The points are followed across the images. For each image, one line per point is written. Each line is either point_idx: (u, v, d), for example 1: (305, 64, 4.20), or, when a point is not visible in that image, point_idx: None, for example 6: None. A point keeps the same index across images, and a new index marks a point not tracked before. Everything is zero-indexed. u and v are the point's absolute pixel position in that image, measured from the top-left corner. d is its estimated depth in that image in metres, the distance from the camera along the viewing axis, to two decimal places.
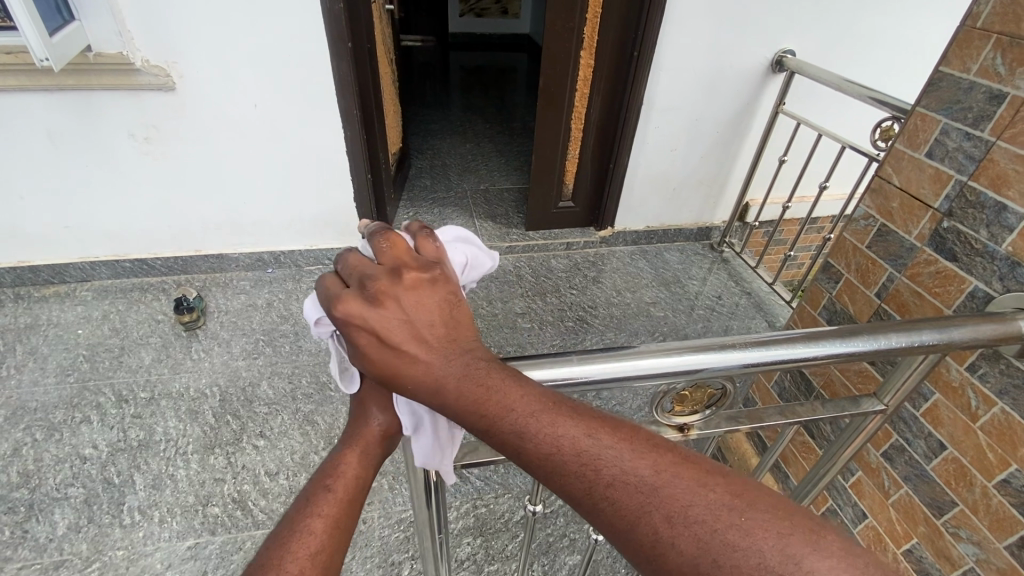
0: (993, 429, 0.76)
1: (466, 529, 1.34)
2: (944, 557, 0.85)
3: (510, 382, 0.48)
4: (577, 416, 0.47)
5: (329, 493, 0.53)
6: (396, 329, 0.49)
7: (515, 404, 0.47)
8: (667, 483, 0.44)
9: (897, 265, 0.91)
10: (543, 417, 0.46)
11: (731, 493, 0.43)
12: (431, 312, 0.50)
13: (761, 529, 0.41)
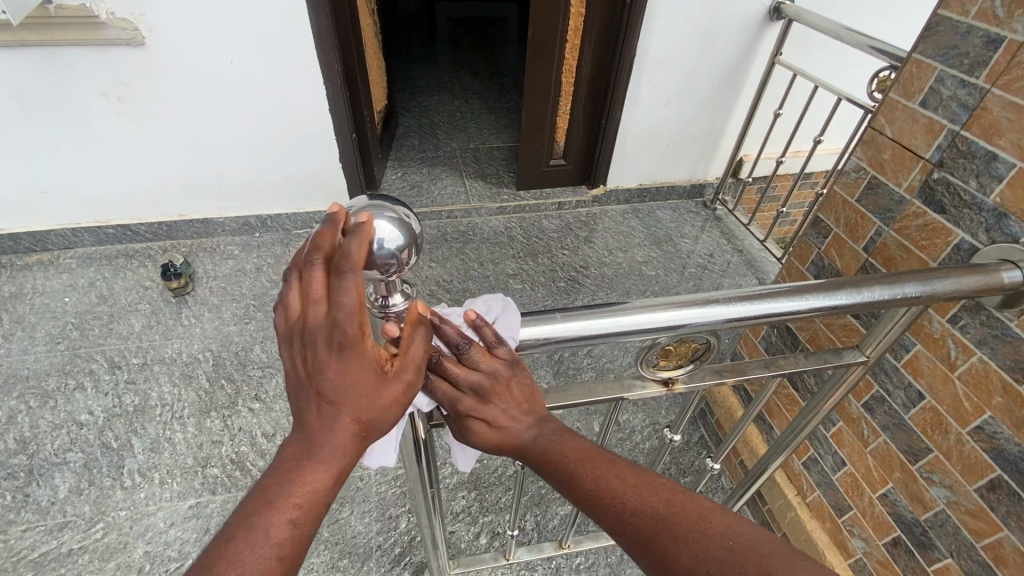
0: (971, 378, 0.78)
1: (461, 483, 1.38)
2: (916, 500, 0.89)
3: (565, 435, 0.60)
4: (613, 459, 0.58)
5: (253, 530, 0.45)
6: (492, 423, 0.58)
7: (566, 451, 0.59)
8: (676, 517, 0.51)
9: (886, 219, 0.90)
10: (584, 459, 0.58)
11: (725, 522, 0.50)
12: (517, 396, 0.59)
13: (745, 547, 0.47)
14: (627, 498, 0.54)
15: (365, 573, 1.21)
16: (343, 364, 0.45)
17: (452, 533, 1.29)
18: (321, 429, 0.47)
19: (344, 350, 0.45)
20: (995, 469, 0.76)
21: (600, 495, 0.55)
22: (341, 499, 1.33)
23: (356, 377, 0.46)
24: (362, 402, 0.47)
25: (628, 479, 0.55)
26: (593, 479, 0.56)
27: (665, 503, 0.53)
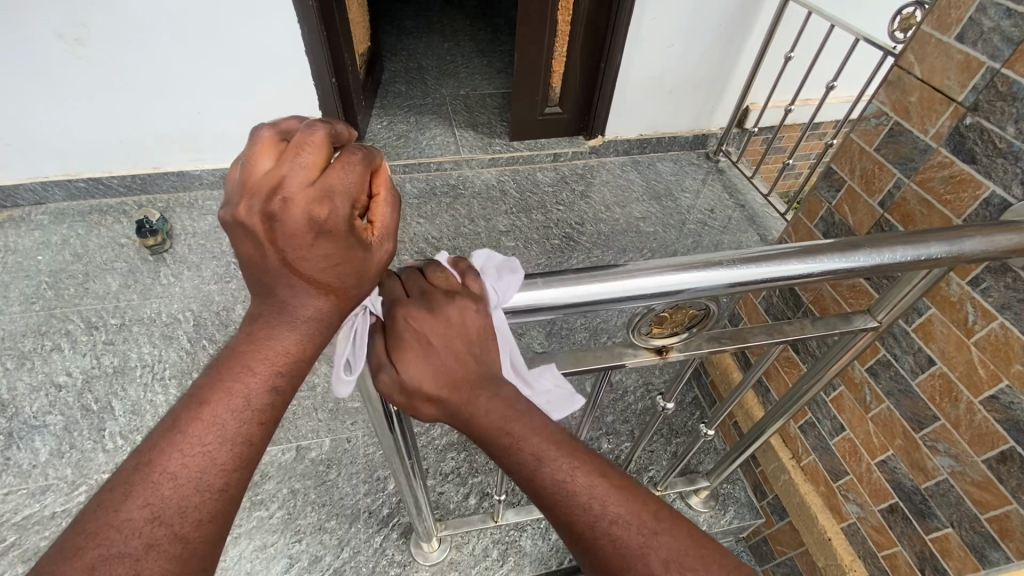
0: (989, 345, 0.73)
1: (449, 445, 1.35)
2: (918, 468, 0.86)
3: (526, 416, 0.51)
4: (587, 463, 0.49)
5: (202, 404, 0.42)
6: (423, 356, 0.51)
7: (525, 440, 0.49)
8: (659, 546, 0.46)
9: (907, 170, 0.81)
10: (553, 460, 0.49)
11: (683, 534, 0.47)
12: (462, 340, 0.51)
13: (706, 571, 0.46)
14: (604, 515, 0.47)
15: (352, 534, 1.20)
16: (324, 241, 0.43)
17: (440, 494, 1.27)
18: (288, 309, 0.45)
19: (329, 228, 0.43)
20: (1008, 441, 0.72)
21: (568, 508, 0.48)
22: (328, 461, 1.31)
23: (338, 253, 0.44)
24: (350, 275, 0.46)
25: (603, 495, 0.48)
26: (564, 488, 0.48)
27: (651, 530, 0.47)
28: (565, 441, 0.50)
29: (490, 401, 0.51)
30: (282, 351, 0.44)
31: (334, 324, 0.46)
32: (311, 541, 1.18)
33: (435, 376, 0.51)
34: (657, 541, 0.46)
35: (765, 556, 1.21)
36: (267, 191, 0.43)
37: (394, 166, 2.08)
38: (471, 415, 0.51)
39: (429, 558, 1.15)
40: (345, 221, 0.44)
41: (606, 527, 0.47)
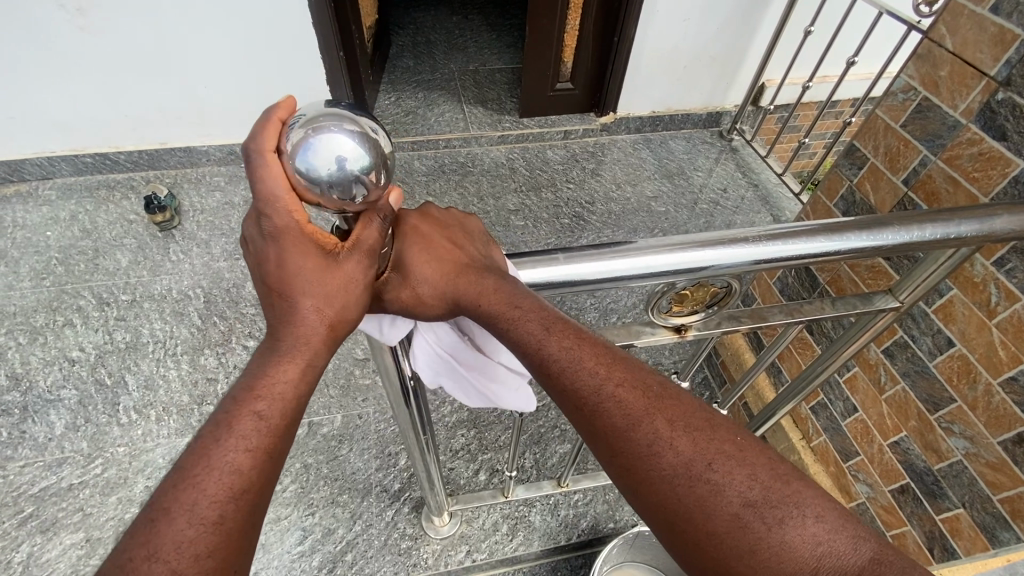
0: (1011, 326, 0.72)
1: (460, 422, 1.36)
2: (932, 449, 0.85)
3: (530, 293, 0.50)
4: (591, 340, 0.49)
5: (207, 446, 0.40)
6: (421, 246, 0.52)
7: (542, 317, 0.49)
8: (666, 411, 0.45)
9: (934, 147, 0.79)
10: (559, 331, 0.48)
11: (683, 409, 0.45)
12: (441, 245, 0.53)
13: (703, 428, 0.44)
14: (609, 379, 0.46)
15: (364, 508, 1.22)
16: (278, 250, 0.42)
17: (450, 470, 1.28)
18: (283, 325, 0.44)
19: (277, 233, 0.42)
20: None
21: (574, 376, 0.46)
22: (340, 436, 1.32)
23: (298, 262, 0.43)
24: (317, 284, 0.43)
25: (612, 364, 0.47)
26: (571, 356, 0.47)
27: (657, 398, 0.45)
28: (570, 321, 0.50)
29: (497, 278, 0.51)
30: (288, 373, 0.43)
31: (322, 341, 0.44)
32: (324, 514, 1.20)
33: (433, 261, 0.52)
34: (665, 408, 0.45)
35: None
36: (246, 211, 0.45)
37: (403, 142, 2.06)
38: (471, 294, 0.50)
39: (440, 532, 1.17)
40: (293, 229, 0.42)
41: (612, 390, 0.46)
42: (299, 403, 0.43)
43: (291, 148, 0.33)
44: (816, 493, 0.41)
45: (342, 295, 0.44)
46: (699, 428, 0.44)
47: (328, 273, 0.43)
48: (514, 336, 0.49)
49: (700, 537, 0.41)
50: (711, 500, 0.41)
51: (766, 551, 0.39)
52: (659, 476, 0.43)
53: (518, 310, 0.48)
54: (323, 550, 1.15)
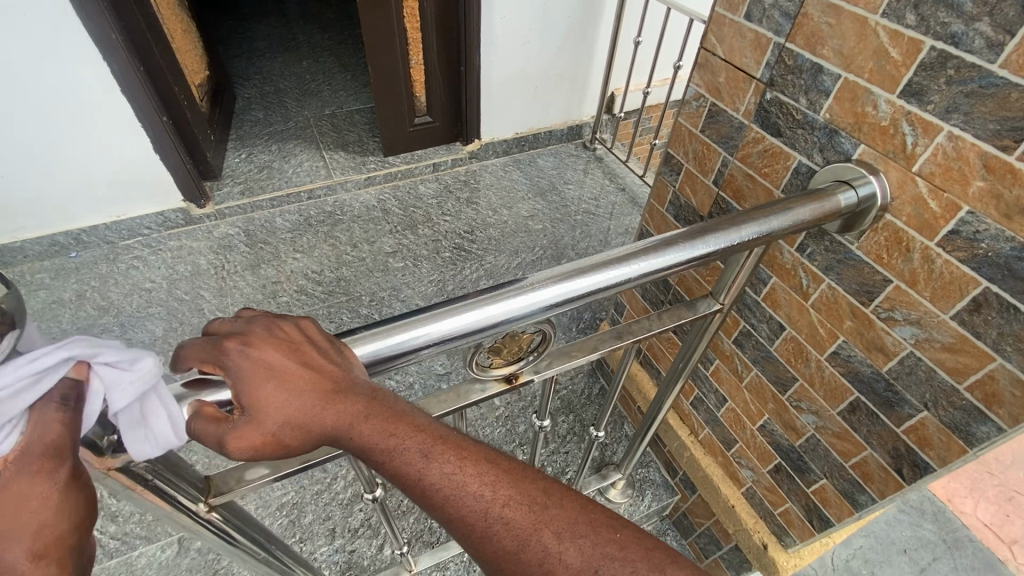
0: (823, 305, 0.76)
1: (356, 495, 1.25)
2: (791, 428, 0.89)
3: (409, 406, 0.45)
4: (455, 437, 0.45)
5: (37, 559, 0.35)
6: (268, 374, 0.41)
7: (352, 398, 0.43)
8: (451, 453, 0.43)
9: (729, 148, 0.83)
10: (439, 452, 0.43)
11: (460, 451, 0.44)
12: (288, 346, 0.43)
13: (473, 472, 0.43)
14: (495, 500, 0.42)
15: None
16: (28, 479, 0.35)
17: (351, 552, 1.17)
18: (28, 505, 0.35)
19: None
20: (853, 392, 0.76)
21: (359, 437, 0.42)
22: None
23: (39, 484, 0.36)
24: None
25: (488, 474, 0.43)
26: (451, 479, 0.42)
27: (631, 526, 0.43)
28: (447, 428, 0.45)
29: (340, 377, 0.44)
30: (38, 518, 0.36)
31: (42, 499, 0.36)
32: None
33: (294, 384, 0.42)
34: (615, 546, 0.42)
35: (688, 529, 1.27)
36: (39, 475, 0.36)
37: (260, 201, 1.93)
38: (310, 400, 0.42)
39: None
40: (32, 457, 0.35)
41: (498, 516, 0.42)
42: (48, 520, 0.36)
43: None
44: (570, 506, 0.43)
45: (86, 483, 0.38)
46: (588, 538, 0.42)
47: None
48: (390, 469, 0.43)
49: (483, 550, 0.42)
50: (481, 528, 0.42)
51: (528, 555, 0.41)
52: (447, 505, 0.42)
53: (395, 437, 0.43)
54: None
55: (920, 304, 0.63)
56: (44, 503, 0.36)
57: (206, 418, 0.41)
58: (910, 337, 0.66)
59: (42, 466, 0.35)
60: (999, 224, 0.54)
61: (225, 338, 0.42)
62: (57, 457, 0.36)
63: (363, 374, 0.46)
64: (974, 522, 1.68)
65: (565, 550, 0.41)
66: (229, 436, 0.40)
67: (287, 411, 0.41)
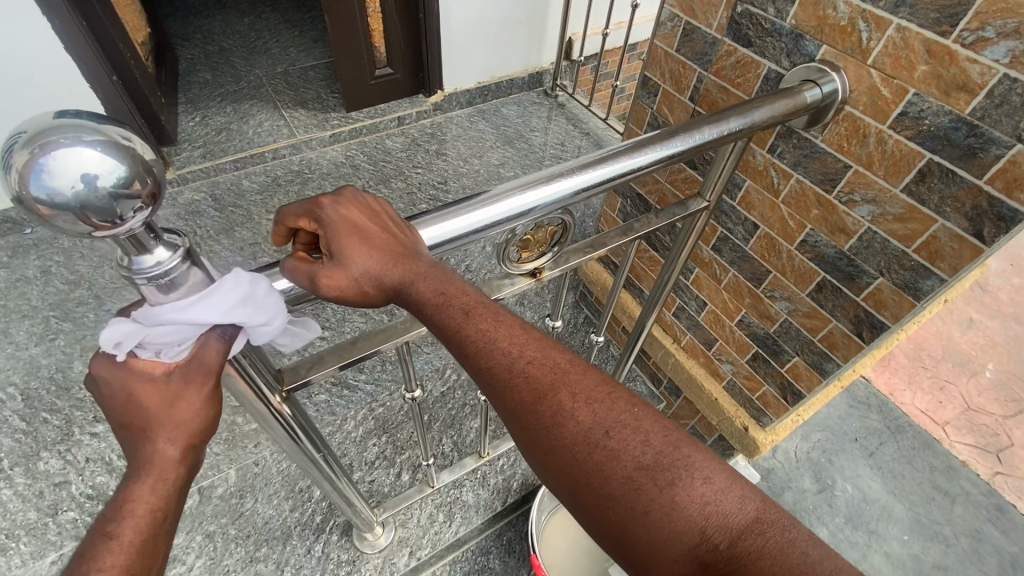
0: (793, 198, 0.86)
1: (368, 432, 1.31)
2: (765, 317, 1.01)
3: (462, 276, 0.52)
4: (494, 306, 0.51)
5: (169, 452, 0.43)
6: (354, 230, 0.49)
7: (416, 261, 0.50)
8: (490, 319, 0.50)
9: (703, 63, 0.90)
10: (480, 314, 0.50)
11: (499, 316, 0.51)
12: (368, 217, 0.50)
13: (508, 335, 0.50)
14: (523, 359, 0.49)
15: (287, 553, 1.14)
16: (184, 380, 0.44)
17: (371, 482, 1.24)
18: (176, 402, 0.43)
19: (96, 538, 0.40)
20: (820, 274, 0.87)
21: (414, 291, 0.49)
22: (240, 492, 1.22)
23: (192, 392, 0.44)
24: (148, 426, 0.43)
25: (520, 338, 0.50)
26: (486, 336, 0.49)
27: (648, 405, 0.49)
28: (490, 299, 0.52)
29: (407, 243, 0.50)
30: (185, 414, 0.44)
31: (193, 397, 0.44)
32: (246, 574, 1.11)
33: (373, 240, 0.49)
34: (630, 415, 0.48)
35: None
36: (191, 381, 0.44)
37: (223, 164, 1.87)
38: (380, 256, 0.48)
39: (376, 545, 1.15)
40: (191, 366, 0.44)
41: (524, 369, 0.49)
42: (194, 417, 0.44)
43: (21, 174, 0.32)
44: (593, 380, 0.50)
45: (221, 407, 0.46)
46: (603, 402, 0.48)
47: (159, 382, 0.43)
48: (437, 322, 0.50)
49: (510, 402, 0.49)
50: (512, 382, 0.49)
51: (549, 410, 0.48)
52: (483, 357, 0.49)
53: (445, 296, 0.50)
54: None
55: (875, 183, 0.74)
56: (190, 407, 0.44)
57: (298, 260, 0.48)
58: (867, 215, 0.77)
59: (195, 376, 0.44)
60: (939, 101, 0.64)
61: (320, 200, 0.50)
62: (207, 373, 0.44)
63: (425, 249, 0.52)
64: (912, 410, 1.91)
65: (581, 411, 0.48)
66: (319, 276, 0.47)
67: (367, 265, 0.48)
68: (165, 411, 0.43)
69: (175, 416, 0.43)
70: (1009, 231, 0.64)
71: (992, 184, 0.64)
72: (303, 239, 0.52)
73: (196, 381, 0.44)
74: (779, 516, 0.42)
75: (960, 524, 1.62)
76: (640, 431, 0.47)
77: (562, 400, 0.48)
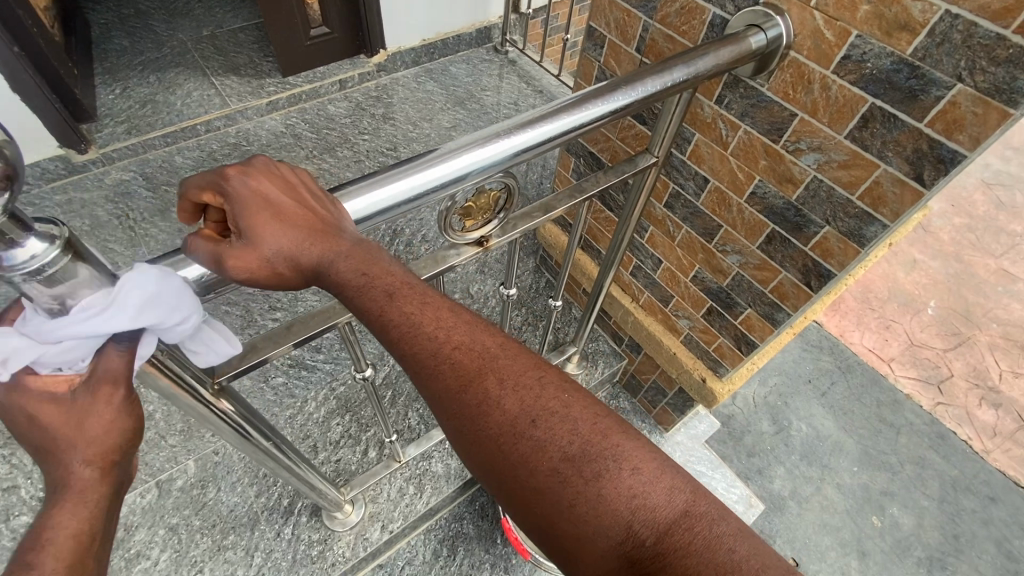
0: (741, 151, 0.85)
1: (331, 412, 1.28)
2: (719, 271, 1.01)
3: (389, 255, 0.49)
4: (421, 288, 0.48)
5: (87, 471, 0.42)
6: (267, 205, 0.45)
7: (337, 241, 0.46)
8: (415, 301, 0.47)
9: (648, 11, 0.86)
10: (403, 295, 0.47)
11: (422, 300, 0.47)
12: (281, 190, 0.46)
13: (432, 318, 0.47)
14: (449, 342, 0.47)
15: (256, 539, 1.12)
16: (89, 397, 0.42)
17: (338, 462, 1.23)
18: (85, 419, 0.41)
19: (15, 569, 0.39)
20: (769, 225, 0.87)
21: (332, 274, 0.46)
22: (201, 482, 1.18)
23: (102, 406, 0.42)
24: (60, 449, 0.41)
25: (447, 323, 0.47)
26: (409, 319, 0.46)
27: (578, 392, 0.47)
28: (419, 279, 0.49)
29: (324, 221, 0.46)
30: (98, 430, 0.42)
31: (103, 412, 0.42)
32: (214, 565, 1.09)
33: (288, 217, 0.45)
34: (559, 402, 0.46)
35: (637, 387, 1.44)
36: (97, 397, 0.42)
37: (152, 139, 1.72)
38: (294, 236, 0.45)
39: (347, 522, 1.14)
40: (93, 382, 0.42)
41: (449, 355, 0.47)
42: (108, 430, 0.42)
43: None
44: (524, 365, 0.48)
45: (140, 415, 0.44)
46: (532, 389, 0.46)
47: (64, 402, 0.41)
48: (356, 306, 0.47)
49: (435, 387, 0.47)
50: (440, 367, 0.47)
51: (473, 399, 0.46)
52: (405, 343, 0.46)
53: (368, 277, 0.46)
54: None
55: (821, 130, 0.73)
56: (102, 420, 0.42)
57: (203, 240, 0.45)
58: (813, 164, 0.77)
59: (101, 389, 0.42)
60: (881, 42, 0.63)
61: (226, 169, 0.46)
62: (113, 382, 0.42)
63: (351, 226, 0.48)
64: (860, 349, 2.00)
65: (509, 399, 0.46)
66: (226, 258, 0.43)
67: (279, 243, 0.44)
68: (72, 429, 0.41)
69: (88, 435, 0.41)
70: (948, 173, 0.65)
71: (932, 127, 0.64)
72: (214, 216, 0.48)
73: (103, 393, 0.42)
74: (710, 510, 0.41)
75: (905, 452, 1.74)
76: (569, 419, 0.45)
77: (489, 385, 0.46)
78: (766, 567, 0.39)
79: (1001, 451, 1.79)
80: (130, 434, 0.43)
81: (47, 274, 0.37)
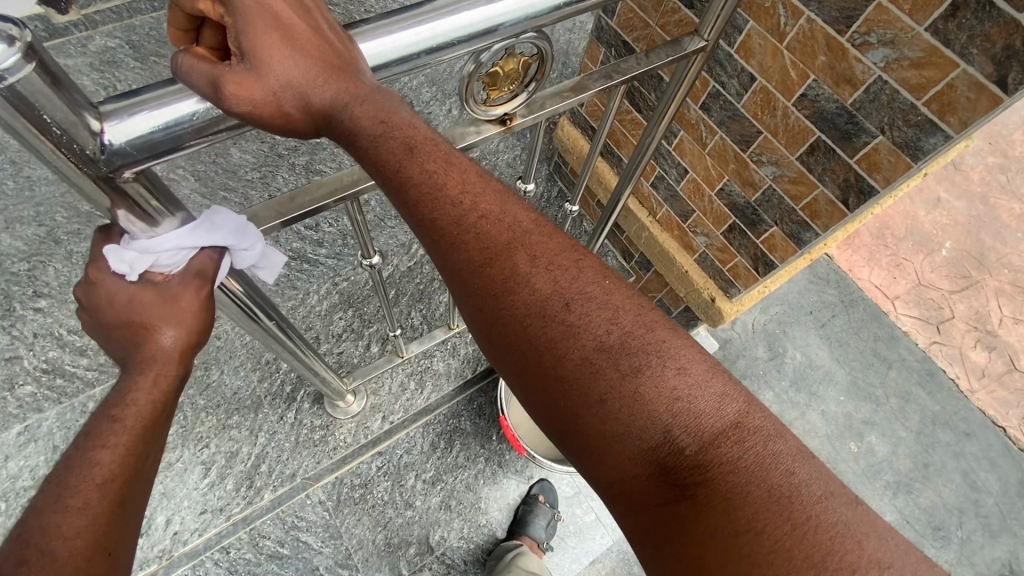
0: (798, 44, 0.76)
1: (333, 306, 1.27)
2: (748, 184, 0.95)
3: (408, 108, 0.46)
4: (445, 148, 0.46)
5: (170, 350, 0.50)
6: (274, 27, 0.41)
7: (355, 84, 0.44)
8: (442, 159, 0.46)
9: None
10: (425, 150, 0.45)
11: (447, 160, 0.46)
12: (293, 13, 0.42)
13: (456, 181, 0.45)
14: (475, 209, 0.45)
15: (260, 420, 1.16)
16: (181, 287, 0.49)
17: (340, 354, 1.24)
18: (177, 306, 0.49)
19: (103, 420, 0.47)
20: (815, 133, 0.80)
21: (347, 120, 0.44)
22: (204, 364, 1.19)
23: (191, 296, 0.50)
24: (153, 325, 0.48)
25: (473, 188, 0.46)
26: (430, 175, 0.45)
27: (622, 282, 0.45)
28: (442, 138, 0.47)
29: (341, 58, 0.43)
30: (188, 318, 0.50)
31: (194, 303, 0.50)
32: (220, 441, 1.13)
33: (298, 45, 0.41)
34: (598, 288, 0.44)
35: None
36: (188, 290, 0.49)
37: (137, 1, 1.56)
38: (304, 69, 0.42)
39: (349, 411, 1.18)
40: (181, 274, 0.49)
41: (475, 223, 0.45)
42: (195, 319, 0.50)
43: None
44: (561, 244, 0.46)
45: (213, 311, 0.52)
46: (568, 272, 0.44)
47: (161, 288, 0.48)
48: (373, 158, 0.45)
49: (456, 258, 0.45)
50: (461, 236, 0.45)
51: (501, 273, 0.45)
52: (425, 202, 0.45)
53: (383, 125, 0.45)
54: (234, 472, 1.11)
55: (898, 20, 0.65)
56: (189, 306, 0.50)
57: (194, 57, 0.39)
58: (879, 61, 0.68)
59: (192, 282, 0.50)
60: None
61: None
62: (199, 278, 0.50)
63: (368, 74, 0.45)
64: (867, 284, 1.98)
65: (540, 277, 0.44)
66: (224, 80, 0.39)
67: (288, 74, 0.42)
68: (168, 309, 0.49)
69: (181, 319, 0.49)
70: None
71: None
72: (207, 34, 0.43)
73: (190, 285, 0.49)
74: (759, 423, 0.40)
75: (893, 386, 1.77)
76: (602, 305, 0.44)
77: (515, 258, 0.45)
78: (825, 490, 0.37)
79: (986, 392, 1.83)
80: (204, 326, 0.51)
81: (9, 84, 0.32)
